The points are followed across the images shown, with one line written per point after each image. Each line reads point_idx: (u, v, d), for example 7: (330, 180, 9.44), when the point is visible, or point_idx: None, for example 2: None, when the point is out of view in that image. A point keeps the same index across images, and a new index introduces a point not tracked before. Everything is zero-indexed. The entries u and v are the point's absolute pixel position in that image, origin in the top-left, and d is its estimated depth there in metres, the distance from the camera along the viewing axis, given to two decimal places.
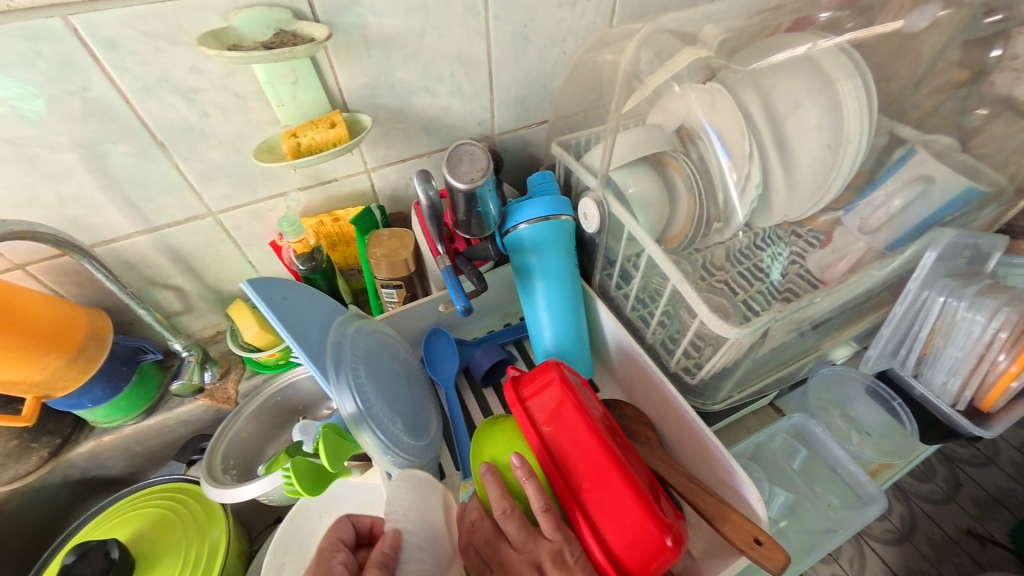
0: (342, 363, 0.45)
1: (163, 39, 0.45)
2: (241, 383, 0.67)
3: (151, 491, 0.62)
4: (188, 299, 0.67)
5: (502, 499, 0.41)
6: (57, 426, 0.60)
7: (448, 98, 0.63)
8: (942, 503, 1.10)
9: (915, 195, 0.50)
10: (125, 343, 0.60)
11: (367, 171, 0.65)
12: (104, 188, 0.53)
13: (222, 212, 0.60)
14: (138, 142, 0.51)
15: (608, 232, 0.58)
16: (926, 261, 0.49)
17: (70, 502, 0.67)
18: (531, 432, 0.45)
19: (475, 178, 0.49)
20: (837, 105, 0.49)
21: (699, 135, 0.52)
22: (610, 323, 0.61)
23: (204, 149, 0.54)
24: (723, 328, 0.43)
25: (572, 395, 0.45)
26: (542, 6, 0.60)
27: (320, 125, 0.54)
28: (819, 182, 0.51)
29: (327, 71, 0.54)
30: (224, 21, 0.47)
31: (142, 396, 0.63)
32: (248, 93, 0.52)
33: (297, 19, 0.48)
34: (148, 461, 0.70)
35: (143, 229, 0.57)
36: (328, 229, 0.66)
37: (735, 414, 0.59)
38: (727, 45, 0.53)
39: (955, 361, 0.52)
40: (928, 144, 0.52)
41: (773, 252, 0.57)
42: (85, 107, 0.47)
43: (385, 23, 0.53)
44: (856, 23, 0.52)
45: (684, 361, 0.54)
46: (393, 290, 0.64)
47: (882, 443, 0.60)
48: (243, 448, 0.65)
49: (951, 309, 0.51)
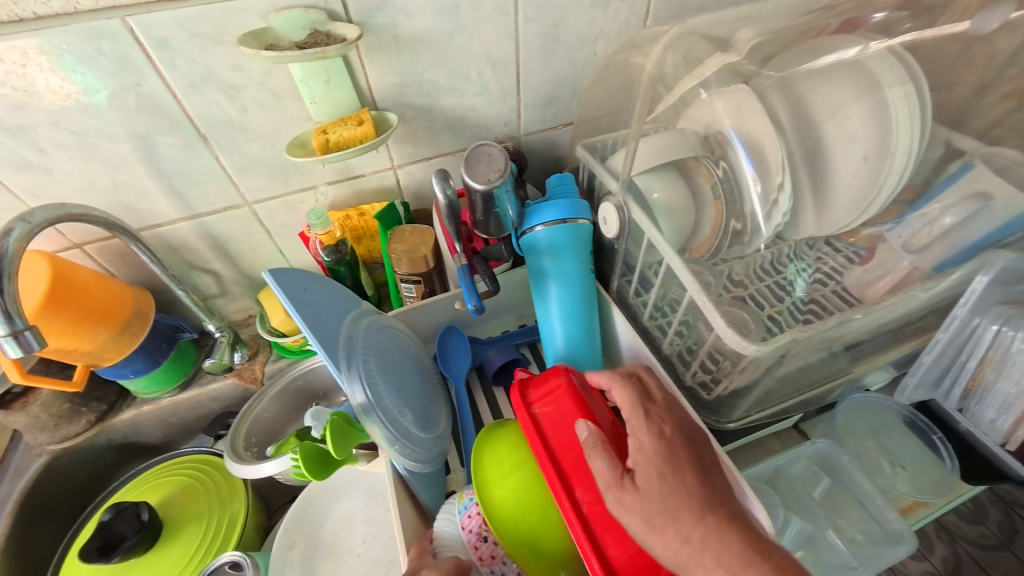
0: (353, 354, 0.46)
1: (208, 39, 0.48)
2: (267, 366, 0.71)
3: (181, 460, 0.66)
4: (224, 283, 0.71)
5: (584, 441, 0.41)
6: (104, 393, 0.65)
7: (475, 98, 0.64)
8: (993, 549, 1.00)
9: (971, 212, 0.46)
10: (165, 321, 0.65)
11: (393, 168, 0.67)
12: (153, 176, 0.57)
13: (257, 203, 0.64)
14: (183, 135, 0.54)
15: (628, 236, 0.57)
16: (977, 286, 0.45)
17: (112, 463, 0.73)
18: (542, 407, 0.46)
19: (493, 179, 0.49)
20: (884, 113, 0.46)
21: (726, 145, 0.49)
22: (625, 331, 0.59)
23: (242, 143, 0.57)
24: (740, 345, 0.41)
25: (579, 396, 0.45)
26: (573, 7, 0.59)
27: (349, 122, 0.56)
28: (863, 193, 0.48)
29: (358, 71, 0.56)
30: (265, 22, 0.49)
31: (178, 370, 0.67)
32: (285, 91, 0.55)
33: (332, 20, 0.50)
34: (182, 431, 0.75)
35: (186, 216, 0.62)
36: (354, 222, 0.68)
37: (753, 434, 0.56)
38: (760, 53, 0.51)
39: (1007, 398, 0.47)
40: (988, 159, 0.47)
41: (799, 267, 0.53)
42: (139, 102, 0.51)
43: (416, 24, 0.54)
44: (915, 25, 0.48)
45: (701, 375, 0.52)
46: (412, 285, 0.65)
47: (918, 479, 0.55)
48: (265, 427, 0.67)
49: (1006, 340, 0.47)
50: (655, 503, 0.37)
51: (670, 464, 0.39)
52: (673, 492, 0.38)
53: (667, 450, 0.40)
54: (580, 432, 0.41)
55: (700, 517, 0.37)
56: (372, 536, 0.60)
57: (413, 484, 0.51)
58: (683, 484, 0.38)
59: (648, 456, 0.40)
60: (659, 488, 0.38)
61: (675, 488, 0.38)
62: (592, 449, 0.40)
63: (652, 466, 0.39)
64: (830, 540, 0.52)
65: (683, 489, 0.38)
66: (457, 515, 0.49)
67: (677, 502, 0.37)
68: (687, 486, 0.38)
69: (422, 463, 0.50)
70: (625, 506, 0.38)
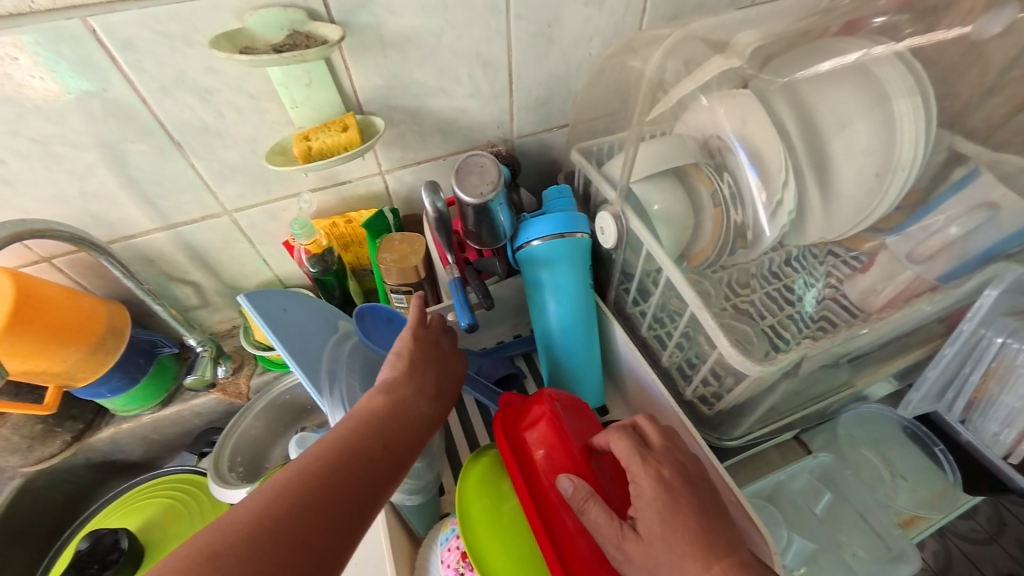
0: (336, 378, 0.46)
1: (179, 40, 0.45)
2: (253, 379, 0.69)
3: (163, 481, 0.64)
4: (205, 294, 0.68)
5: (582, 494, 0.38)
6: (80, 412, 0.63)
7: (466, 100, 0.61)
8: (983, 543, 1.00)
9: (978, 222, 0.44)
10: (142, 335, 0.61)
11: (381, 173, 0.64)
12: (125, 185, 0.53)
13: (237, 211, 0.60)
14: (155, 141, 0.51)
15: (626, 246, 0.55)
16: (986, 299, 0.45)
17: (93, 482, 0.70)
18: (533, 440, 0.44)
19: (486, 192, 0.47)
20: (891, 125, 0.44)
21: (727, 151, 0.47)
22: (624, 344, 0.57)
23: (220, 149, 0.54)
24: (743, 364, 0.40)
25: (561, 429, 0.42)
26: (566, 5, 0.56)
27: (332, 127, 0.53)
28: (863, 202, 0.46)
29: (341, 72, 0.53)
30: (240, 22, 0.46)
31: (159, 386, 0.64)
32: (263, 94, 0.51)
33: (312, 20, 0.47)
34: (165, 448, 0.72)
35: (161, 226, 0.58)
36: (341, 230, 0.66)
37: (752, 449, 0.55)
38: (762, 53, 0.48)
39: (1011, 411, 0.46)
40: (994, 165, 0.46)
41: (806, 280, 0.52)
42: (105, 107, 0.47)
43: (402, 22, 0.51)
44: (916, 29, 0.47)
45: (701, 390, 0.51)
46: (403, 296, 0.63)
47: (918, 490, 0.55)
48: (250, 447, 0.64)
49: (1011, 352, 0.45)
50: (658, 558, 0.35)
51: (672, 510, 0.37)
52: (675, 541, 0.35)
53: (667, 493, 0.37)
54: (565, 488, 0.38)
55: (706, 566, 0.34)
56: (362, 558, 0.52)
57: (404, 513, 0.51)
58: (684, 532, 0.36)
59: (648, 502, 0.37)
60: (661, 540, 0.36)
61: (678, 538, 0.35)
62: (583, 501, 0.38)
63: (653, 514, 0.37)
64: (830, 556, 0.51)
65: (685, 538, 0.36)
66: (440, 545, 0.47)
67: (681, 549, 0.35)
68: (690, 534, 0.36)
69: (415, 493, 0.49)
70: (628, 560, 0.36)
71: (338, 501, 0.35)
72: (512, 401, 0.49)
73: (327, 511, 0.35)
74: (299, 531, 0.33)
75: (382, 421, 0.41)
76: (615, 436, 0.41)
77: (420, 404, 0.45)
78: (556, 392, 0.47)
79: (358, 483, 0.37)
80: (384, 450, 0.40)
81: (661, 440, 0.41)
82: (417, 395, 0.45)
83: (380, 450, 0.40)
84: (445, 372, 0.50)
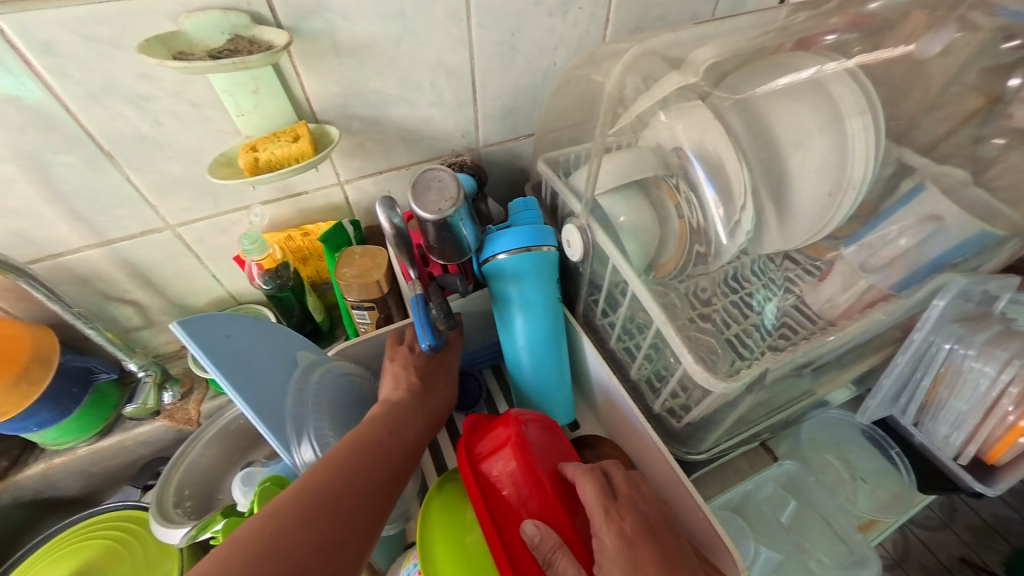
0: (300, 415, 0.43)
1: (106, 43, 0.41)
2: (204, 404, 0.64)
3: (100, 520, 0.58)
4: (149, 314, 0.64)
5: (552, 545, 0.36)
6: (5, 446, 0.58)
7: (429, 109, 0.59)
8: (937, 529, 1.04)
9: (927, 233, 0.46)
10: (75, 363, 0.56)
11: (341, 184, 0.61)
12: (49, 200, 0.49)
13: (182, 225, 0.56)
14: (83, 152, 0.47)
15: (594, 258, 0.54)
16: (934, 310, 0.46)
17: (22, 522, 0.64)
18: (500, 475, 0.41)
19: (444, 208, 0.45)
20: (845, 142, 0.45)
21: (684, 170, 0.47)
22: (594, 358, 0.56)
23: (159, 161, 0.50)
24: (708, 381, 0.40)
25: (527, 458, 0.41)
26: (529, 14, 0.56)
27: (283, 138, 0.50)
28: (817, 216, 0.47)
29: (293, 80, 0.50)
30: (176, 25, 0.42)
31: (96, 416, 0.59)
32: (206, 102, 0.48)
33: (257, 24, 0.45)
34: (107, 481, 0.67)
35: (95, 243, 0.54)
36: (298, 243, 0.63)
37: (720, 459, 0.54)
38: (716, 71, 0.49)
39: (960, 414, 0.48)
40: (939, 177, 0.48)
41: (764, 294, 0.52)
42: (22, 115, 0.43)
43: (358, 29, 0.49)
44: (863, 47, 0.49)
45: (670, 403, 0.50)
46: (365, 312, 0.60)
47: (877, 492, 0.57)
48: (201, 477, 0.59)
49: (958, 357, 0.47)
50: None
51: (634, 568, 0.35)
52: None
53: (630, 550, 0.36)
54: (531, 536, 0.37)
55: None
56: None
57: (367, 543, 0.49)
58: None
59: (610, 558, 0.35)
60: None
61: None
62: (551, 552, 0.36)
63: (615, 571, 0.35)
64: (798, 563, 0.51)
65: None
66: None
67: None
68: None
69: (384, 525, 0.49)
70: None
71: (359, 472, 0.39)
72: (479, 423, 0.47)
73: (354, 480, 0.38)
74: (330, 497, 0.36)
75: (387, 417, 0.46)
76: (582, 480, 0.40)
77: (414, 401, 0.49)
78: (523, 413, 0.45)
79: (374, 460, 0.41)
80: (390, 434, 0.44)
81: (627, 489, 0.40)
82: (412, 395, 0.49)
83: (388, 435, 0.44)
84: (435, 372, 0.53)
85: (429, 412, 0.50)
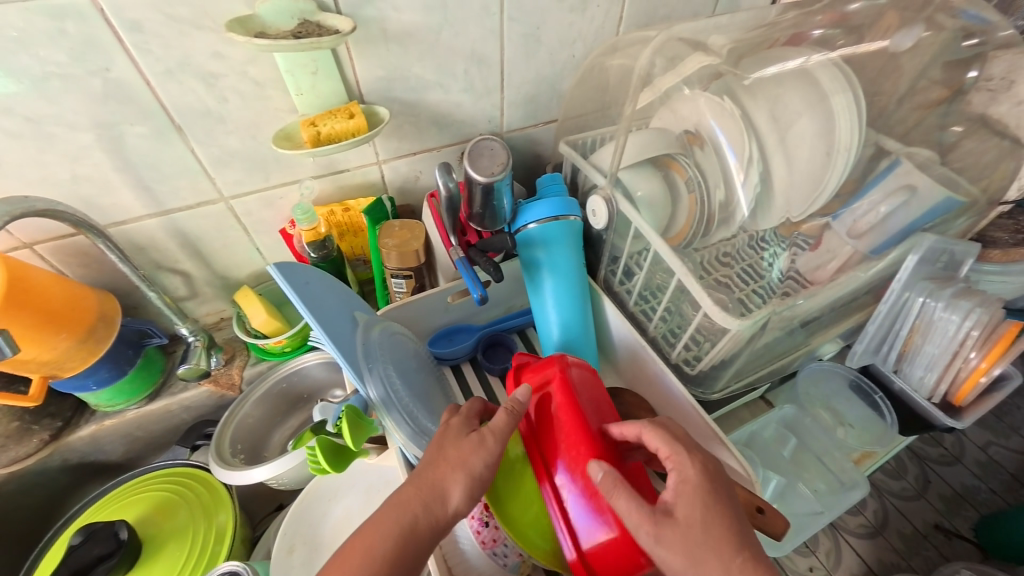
0: (371, 357, 0.47)
1: (187, 23, 0.46)
2: (246, 369, 0.68)
3: (154, 475, 0.62)
4: (194, 285, 0.67)
5: (616, 486, 0.38)
6: (58, 409, 0.60)
7: (461, 95, 0.65)
8: (912, 499, 1.10)
9: (898, 204, 0.54)
10: (131, 326, 0.60)
11: (378, 163, 0.66)
12: (119, 168, 0.53)
13: (234, 198, 0.60)
14: (155, 124, 0.51)
15: (615, 230, 0.60)
16: (908, 264, 0.53)
17: (69, 485, 0.67)
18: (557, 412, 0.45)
19: (495, 173, 0.51)
20: (830, 118, 0.52)
21: (706, 138, 0.54)
22: (616, 318, 0.62)
23: (220, 135, 0.54)
24: (725, 320, 0.46)
25: (572, 391, 0.45)
26: (553, 10, 0.62)
27: (339, 115, 0.55)
28: (809, 190, 0.55)
29: (345, 64, 0.55)
30: (250, 9, 0.47)
31: (146, 379, 0.62)
32: (268, 81, 0.53)
33: (320, 11, 0.50)
34: (149, 446, 0.70)
35: (154, 212, 0.57)
36: (339, 218, 0.67)
37: (732, 404, 0.62)
38: (734, 53, 0.57)
39: (932, 357, 0.56)
40: (911, 156, 0.56)
41: (772, 252, 0.60)
42: (105, 87, 0.47)
43: (404, 18, 0.55)
44: (847, 41, 0.56)
45: (685, 353, 0.57)
46: (402, 280, 0.65)
47: (863, 435, 0.64)
48: (249, 433, 0.67)
49: (929, 309, 0.54)
50: (693, 539, 0.36)
51: (712, 498, 0.38)
52: (712, 530, 0.37)
53: (709, 482, 0.39)
54: (594, 473, 0.39)
55: (735, 551, 0.36)
56: None
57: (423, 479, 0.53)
58: (721, 523, 0.37)
59: (690, 487, 0.39)
60: (700, 526, 0.37)
61: (714, 525, 0.37)
62: (613, 486, 0.38)
63: (695, 500, 0.38)
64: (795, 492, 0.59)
65: (722, 527, 0.37)
66: None
67: (713, 539, 0.36)
68: (727, 526, 0.37)
69: None
70: (664, 545, 0.36)
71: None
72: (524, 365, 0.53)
73: None
74: None
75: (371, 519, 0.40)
76: (650, 426, 0.42)
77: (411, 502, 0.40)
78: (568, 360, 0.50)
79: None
80: (359, 539, 0.39)
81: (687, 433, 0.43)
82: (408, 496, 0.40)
83: (358, 539, 0.39)
84: (459, 458, 0.41)
85: (421, 485, 0.40)
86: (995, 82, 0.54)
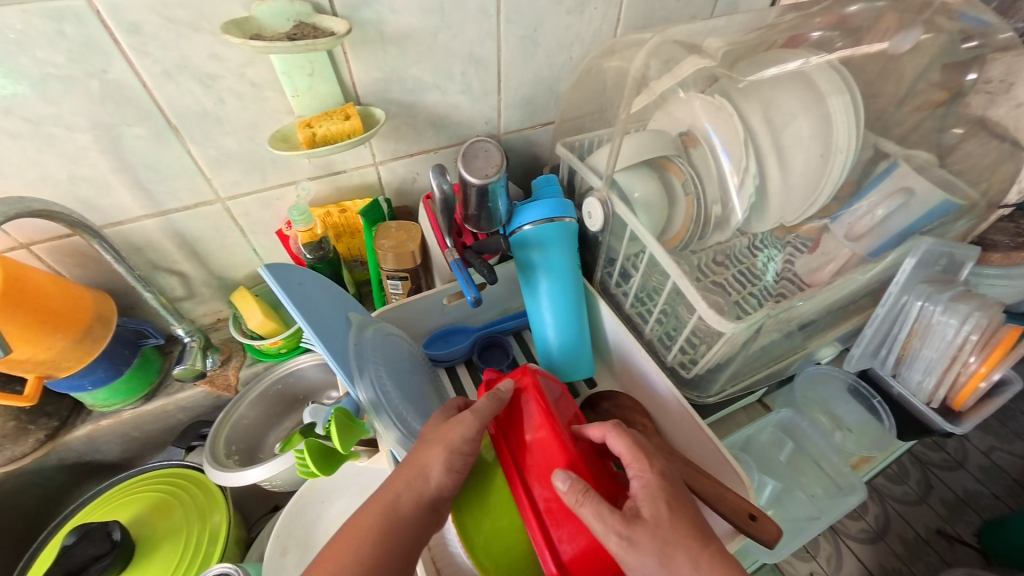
0: (363, 359, 0.47)
1: (185, 25, 0.46)
2: (242, 370, 0.68)
3: (150, 476, 0.62)
4: (191, 285, 0.67)
5: (581, 493, 0.36)
6: (55, 408, 0.60)
7: (458, 96, 0.65)
8: (914, 504, 1.09)
9: (896, 206, 0.54)
10: (129, 326, 0.61)
11: (375, 164, 0.66)
12: (117, 169, 0.53)
13: (231, 199, 0.61)
14: (153, 125, 0.51)
15: (611, 231, 0.60)
16: (906, 267, 0.53)
17: (66, 484, 0.67)
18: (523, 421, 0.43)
19: (489, 175, 0.51)
20: (827, 120, 0.52)
21: (701, 141, 0.54)
22: (611, 320, 0.62)
23: (218, 136, 0.55)
24: (721, 323, 0.46)
25: (540, 400, 0.43)
26: (551, 12, 0.62)
27: (335, 116, 0.55)
28: (806, 192, 0.54)
29: (342, 66, 0.55)
30: (247, 10, 0.48)
31: (143, 379, 0.63)
32: (265, 83, 0.53)
33: (318, 13, 0.50)
34: (146, 446, 0.70)
35: (152, 213, 0.58)
36: (335, 219, 0.67)
37: (728, 407, 0.62)
38: (729, 57, 0.57)
39: (930, 361, 0.56)
40: (909, 159, 0.55)
41: (768, 254, 0.59)
42: (104, 89, 0.47)
43: (402, 20, 0.55)
44: (845, 43, 0.56)
45: (680, 356, 0.57)
46: (398, 282, 0.65)
47: (861, 438, 0.63)
48: (245, 435, 0.67)
49: (928, 313, 0.54)
50: (662, 538, 0.36)
51: (676, 501, 0.38)
52: (677, 532, 0.36)
53: (671, 486, 0.39)
54: (560, 484, 0.37)
55: (703, 544, 0.36)
56: None
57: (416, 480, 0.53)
58: (687, 524, 0.37)
59: (654, 491, 0.38)
60: (666, 527, 0.36)
61: (681, 525, 0.36)
62: (579, 496, 0.36)
63: (660, 503, 0.37)
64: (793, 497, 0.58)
65: (687, 529, 0.36)
66: None
67: (679, 539, 0.36)
68: (692, 528, 0.37)
69: None
70: (636, 547, 0.35)
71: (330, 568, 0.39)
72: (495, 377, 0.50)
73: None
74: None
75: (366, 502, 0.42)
76: (615, 432, 0.41)
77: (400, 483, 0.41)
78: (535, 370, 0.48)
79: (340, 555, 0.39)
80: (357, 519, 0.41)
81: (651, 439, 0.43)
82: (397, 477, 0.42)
83: (354, 519, 0.41)
84: (442, 437, 0.41)
85: (407, 468, 0.41)
86: (994, 84, 0.54)
